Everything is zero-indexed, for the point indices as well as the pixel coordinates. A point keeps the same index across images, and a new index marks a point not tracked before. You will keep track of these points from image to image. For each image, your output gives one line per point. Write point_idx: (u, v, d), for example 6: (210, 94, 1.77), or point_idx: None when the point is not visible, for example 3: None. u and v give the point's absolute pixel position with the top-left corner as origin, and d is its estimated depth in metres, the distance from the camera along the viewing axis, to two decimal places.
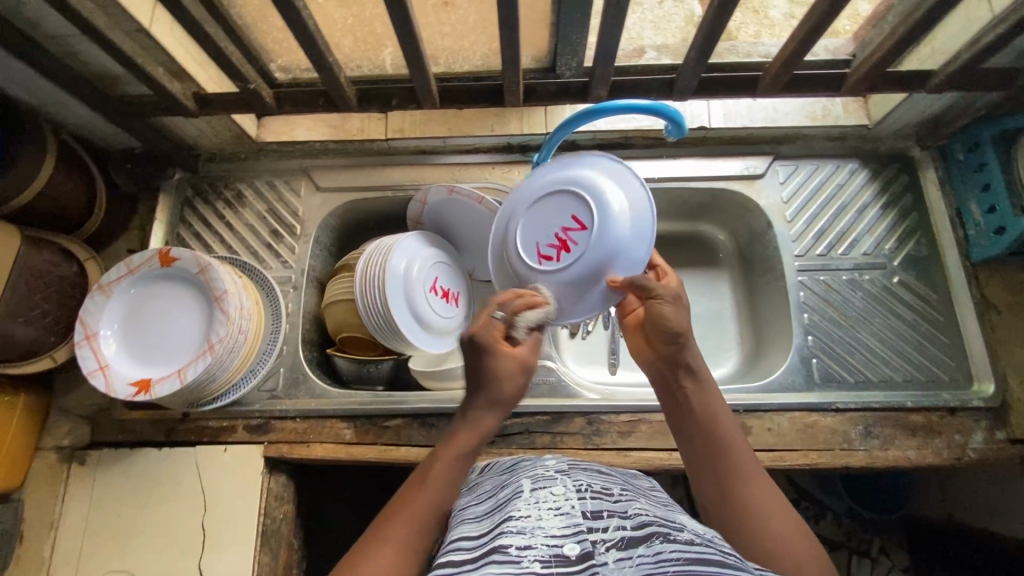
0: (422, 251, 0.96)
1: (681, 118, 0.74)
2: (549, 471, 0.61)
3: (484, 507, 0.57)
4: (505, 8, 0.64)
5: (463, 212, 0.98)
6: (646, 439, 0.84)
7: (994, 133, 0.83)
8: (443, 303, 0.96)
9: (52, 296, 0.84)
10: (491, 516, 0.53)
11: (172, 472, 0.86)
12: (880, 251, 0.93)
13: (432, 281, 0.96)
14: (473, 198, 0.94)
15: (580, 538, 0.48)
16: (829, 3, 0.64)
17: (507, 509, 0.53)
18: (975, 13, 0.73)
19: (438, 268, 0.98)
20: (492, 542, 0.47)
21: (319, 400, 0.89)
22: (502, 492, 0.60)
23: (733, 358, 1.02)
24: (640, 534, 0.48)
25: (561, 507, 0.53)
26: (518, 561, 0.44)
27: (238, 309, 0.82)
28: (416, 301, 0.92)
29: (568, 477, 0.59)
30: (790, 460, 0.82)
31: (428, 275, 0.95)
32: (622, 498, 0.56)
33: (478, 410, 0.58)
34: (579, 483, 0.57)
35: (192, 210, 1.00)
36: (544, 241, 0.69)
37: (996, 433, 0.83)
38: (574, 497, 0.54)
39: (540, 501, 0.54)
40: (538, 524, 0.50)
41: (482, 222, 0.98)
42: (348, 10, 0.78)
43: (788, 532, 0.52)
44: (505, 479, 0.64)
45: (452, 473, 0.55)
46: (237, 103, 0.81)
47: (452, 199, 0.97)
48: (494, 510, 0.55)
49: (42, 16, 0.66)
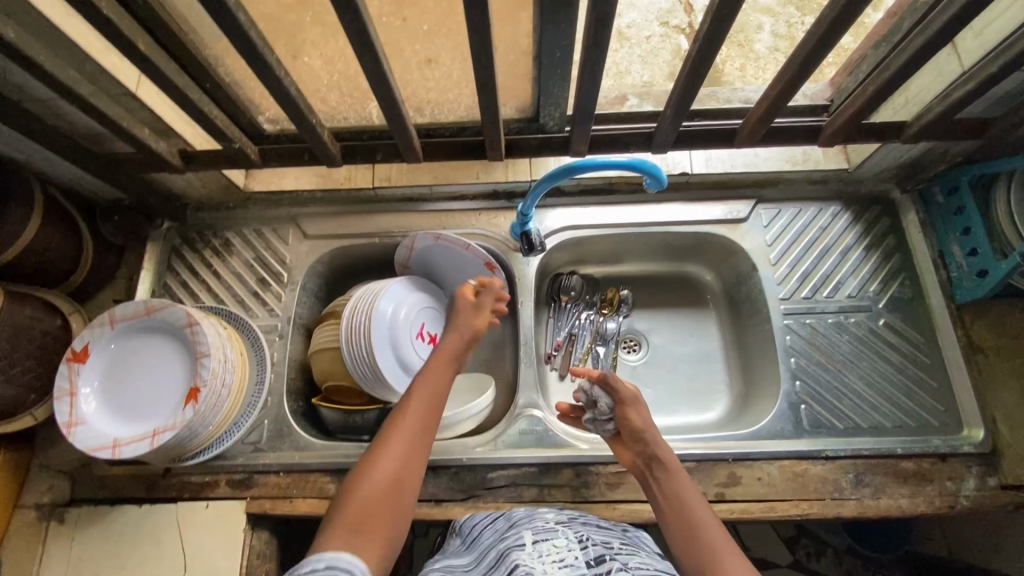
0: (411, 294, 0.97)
1: (659, 172, 0.78)
2: (548, 523, 0.64)
3: (486, 559, 0.60)
4: (482, 71, 0.65)
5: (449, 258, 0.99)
6: (634, 491, 0.83)
7: (971, 178, 0.84)
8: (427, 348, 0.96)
9: (33, 352, 0.83)
10: (497, 567, 0.57)
11: (153, 530, 0.84)
12: (865, 293, 0.94)
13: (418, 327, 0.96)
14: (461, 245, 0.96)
15: None
16: (802, 62, 0.66)
17: (511, 556, 0.58)
18: (945, 66, 0.75)
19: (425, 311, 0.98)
20: None
21: (303, 452, 0.88)
22: (504, 538, 0.63)
23: (723, 402, 1.01)
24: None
25: (565, 558, 0.57)
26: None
27: (222, 363, 0.82)
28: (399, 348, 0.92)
29: (568, 529, 0.63)
30: (781, 511, 0.81)
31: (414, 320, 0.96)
32: (621, 550, 0.61)
33: (446, 340, 0.79)
34: (579, 535, 0.62)
35: (180, 258, 1.01)
36: (423, 336, 0.96)
37: (988, 479, 0.82)
38: (577, 549, 0.58)
39: (544, 553, 0.58)
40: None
41: (468, 270, 0.99)
42: (333, 67, 0.79)
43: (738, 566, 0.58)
44: (502, 531, 0.66)
45: (434, 386, 0.73)
46: (222, 159, 0.82)
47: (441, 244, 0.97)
48: (498, 562, 0.58)
49: (28, 82, 0.67)
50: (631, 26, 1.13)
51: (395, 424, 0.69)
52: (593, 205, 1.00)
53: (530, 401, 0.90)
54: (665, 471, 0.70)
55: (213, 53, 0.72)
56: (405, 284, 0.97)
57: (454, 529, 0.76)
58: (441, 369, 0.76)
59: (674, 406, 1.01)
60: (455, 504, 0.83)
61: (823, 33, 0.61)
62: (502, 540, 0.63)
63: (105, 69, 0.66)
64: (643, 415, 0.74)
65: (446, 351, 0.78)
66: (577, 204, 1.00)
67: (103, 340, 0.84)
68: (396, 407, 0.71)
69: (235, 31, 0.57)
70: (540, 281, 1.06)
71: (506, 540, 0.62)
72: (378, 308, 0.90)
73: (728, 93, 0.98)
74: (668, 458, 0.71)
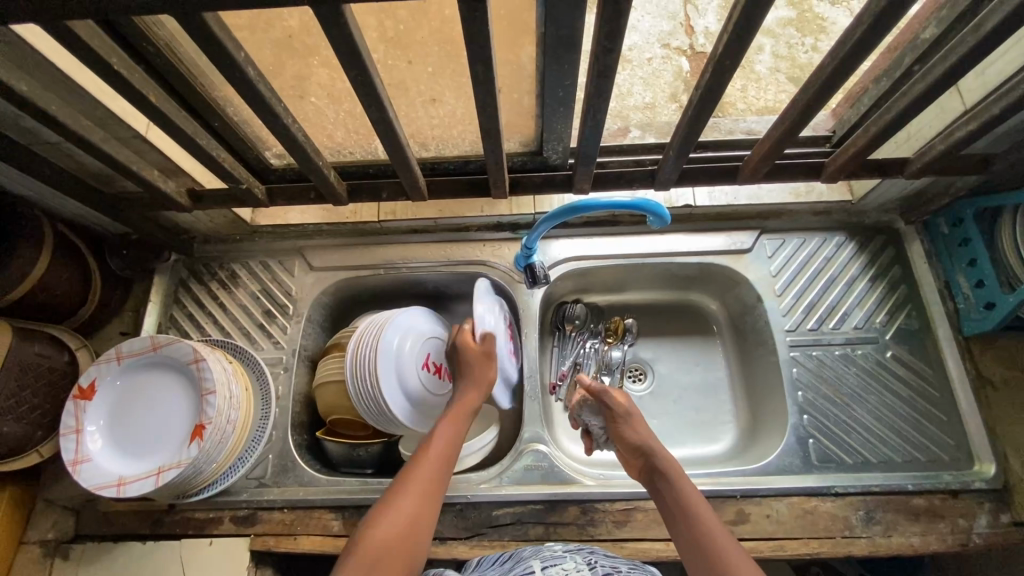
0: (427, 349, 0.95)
1: (661, 211, 0.78)
2: (557, 551, 0.66)
3: None
4: (486, 115, 0.66)
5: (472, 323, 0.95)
6: (642, 529, 0.82)
7: (976, 210, 0.84)
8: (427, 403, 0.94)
9: (40, 389, 0.83)
10: None
11: (156, 568, 0.84)
12: (871, 324, 0.93)
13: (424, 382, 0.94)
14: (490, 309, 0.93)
15: None
16: (803, 104, 0.66)
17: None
18: (947, 103, 0.75)
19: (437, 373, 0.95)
20: None
21: (307, 488, 0.88)
22: (515, 567, 0.65)
23: (730, 433, 1.00)
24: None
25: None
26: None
27: (227, 400, 0.82)
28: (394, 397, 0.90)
29: (577, 555, 0.64)
30: (791, 550, 0.79)
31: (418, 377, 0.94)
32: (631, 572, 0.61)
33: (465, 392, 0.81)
34: (589, 559, 0.63)
35: (187, 291, 1.02)
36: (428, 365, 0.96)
37: (1001, 516, 0.80)
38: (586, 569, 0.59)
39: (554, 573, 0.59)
40: None
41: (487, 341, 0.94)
42: (340, 106, 0.80)
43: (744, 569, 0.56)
44: (511, 565, 0.67)
45: (451, 433, 0.74)
46: (229, 197, 0.83)
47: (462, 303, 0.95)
48: None
49: (40, 129, 0.68)
50: (633, 49, 1.14)
51: (406, 478, 0.67)
52: (596, 236, 1.00)
53: (536, 435, 0.90)
54: (667, 478, 0.69)
55: (222, 96, 0.73)
56: (412, 313, 0.97)
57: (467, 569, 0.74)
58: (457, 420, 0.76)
59: (680, 438, 1.00)
60: (460, 542, 0.82)
61: (824, 78, 0.62)
62: (512, 570, 0.64)
63: (116, 114, 0.68)
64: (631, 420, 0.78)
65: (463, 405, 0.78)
66: (581, 235, 1.01)
67: (108, 377, 0.84)
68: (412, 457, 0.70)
69: (244, 84, 0.58)
70: (544, 310, 1.05)
71: (516, 569, 0.64)
72: (386, 336, 0.91)
73: (730, 124, 0.98)
74: (666, 468, 0.70)
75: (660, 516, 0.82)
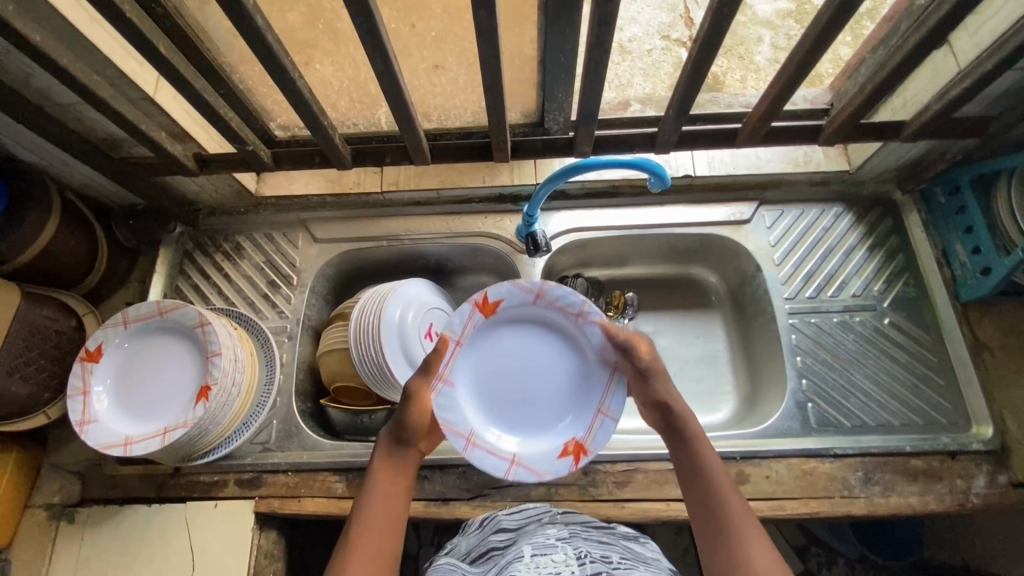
0: (486, 398, 0.77)
1: (663, 172, 0.80)
2: (550, 539, 0.62)
3: (484, 575, 0.60)
4: (490, 74, 0.67)
5: (517, 336, 0.79)
6: (642, 489, 0.83)
7: (972, 177, 0.85)
8: (553, 454, 0.76)
9: (47, 351, 0.84)
10: None
11: (162, 530, 0.85)
12: (870, 292, 0.94)
13: (521, 436, 0.77)
14: (525, 293, 0.77)
15: None
16: (801, 61, 0.67)
17: (508, 572, 0.57)
18: (942, 66, 0.77)
19: (533, 411, 0.78)
20: None
21: (311, 452, 0.89)
22: (505, 555, 0.62)
23: (730, 402, 1.01)
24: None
25: (561, 572, 0.55)
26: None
27: (233, 363, 0.83)
28: (488, 462, 0.74)
29: (568, 544, 0.61)
30: (790, 509, 0.80)
31: (501, 432, 0.77)
32: (621, 562, 0.58)
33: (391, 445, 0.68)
34: (580, 551, 0.59)
35: (192, 261, 1.03)
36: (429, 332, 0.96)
37: (999, 476, 0.81)
38: (573, 563, 0.56)
39: (540, 566, 0.57)
40: None
41: (554, 336, 0.79)
42: (344, 74, 0.81)
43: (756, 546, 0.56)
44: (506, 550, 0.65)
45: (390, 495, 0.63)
46: (236, 162, 0.84)
47: (479, 328, 0.77)
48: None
49: (51, 86, 0.70)
50: (632, 40, 1.14)
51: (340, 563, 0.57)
52: (597, 209, 1.01)
53: None
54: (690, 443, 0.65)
55: (229, 60, 0.75)
56: (409, 284, 0.96)
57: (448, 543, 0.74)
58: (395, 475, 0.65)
59: None
60: (463, 502, 0.83)
61: (819, 33, 0.63)
62: (501, 559, 0.62)
63: (125, 74, 0.69)
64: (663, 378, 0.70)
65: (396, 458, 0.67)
66: (581, 208, 1.01)
67: (113, 343, 0.85)
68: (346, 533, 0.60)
69: (254, 34, 0.59)
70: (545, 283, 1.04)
71: (506, 557, 0.61)
72: (380, 310, 0.90)
73: (729, 99, 0.98)
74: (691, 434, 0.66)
75: (660, 477, 0.83)
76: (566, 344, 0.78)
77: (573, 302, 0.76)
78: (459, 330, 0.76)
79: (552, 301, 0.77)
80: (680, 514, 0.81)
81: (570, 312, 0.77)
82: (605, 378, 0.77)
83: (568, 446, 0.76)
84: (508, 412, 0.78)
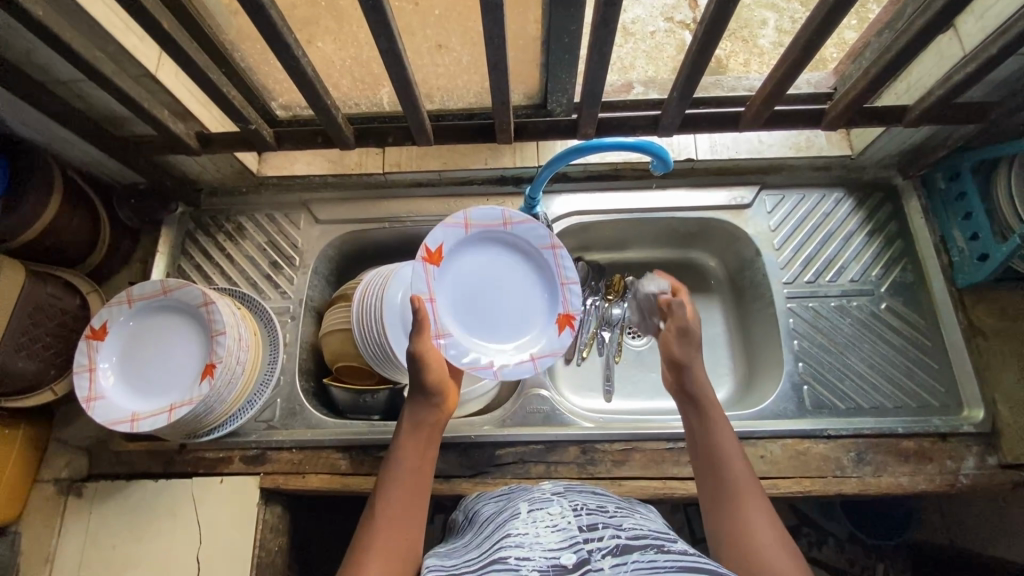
0: (479, 326, 0.87)
1: (665, 154, 0.80)
2: (546, 494, 0.60)
3: (483, 532, 0.57)
4: (494, 53, 0.67)
5: (467, 261, 0.88)
6: (639, 468, 0.85)
7: (972, 163, 0.85)
8: (554, 335, 0.88)
9: (52, 329, 0.85)
10: (490, 538, 0.53)
11: (168, 505, 0.86)
12: (867, 278, 0.95)
13: (520, 334, 0.88)
14: (455, 228, 0.86)
15: (576, 549, 0.47)
16: (805, 43, 0.67)
17: (505, 527, 0.54)
18: (947, 51, 0.76)
19: (514, 309, 0.89)
20: (493, 555, 0.48)
21: (315, 430, 0.91)
22: (502, 514, 0.59)
23: (727, 384, 1.03)
24: (634, 543, 0.48)
25: (558, 523, 0.52)
26: (518, 569, 0.45)
27: (237, 341, 0.84)
28: (515, 368, 0.85)
29: (565, 498, 0.58)
30: (784, 488, 0.82)
31: (502, 340, 0.87)
32: (618, 513, 0.55)
33: (416, 407, 0.70)
34: (576, 503, 0.57)
35: (194, 241, 1.03)
36: None
37: (988, 458, 0.83)
38: (570, 514, 0.53)
39: (538, 520, 0.53)
40: (535, 539, 0.50)
41: (495, 248, 0.89)
42: (346, 53, 0.81)
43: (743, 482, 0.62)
44: (502, 508, 0.63)
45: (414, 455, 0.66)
46: (238, 141, 0.84)
47: (437, 277, 0.85)
48: (492, 533, 0.55)
49: (52, 62, 0.69)
50: (635, 22, 1.13)
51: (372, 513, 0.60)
52: (599, 192, 1.01)
53: (538, 380, 0.92)
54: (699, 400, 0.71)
55: (230, 39, 0.74)
56: (409, 266, 0.95)
57: (450, 524, 0.75)
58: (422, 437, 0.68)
59: None
60: (464, 479, 0.85)
61: (823, 15, 0.63)
62: (499, 517, 0.59)
63: (127, 50, 0.69)
64: (695, 345, 0.76)
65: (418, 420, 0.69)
66: (584, 190, 1.01)
67: (118, 320, 0.86)
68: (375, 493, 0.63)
69: (257, 11, 0.59)
70: None
71: (504, 515, 0.58)
72: (381, 294, 0.90)
73: (733, 82, 0.98)
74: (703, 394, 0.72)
75: (657, 456, 0.85)
76: (509, 250, 0.90)
77: (495, 216, 0.87)
78: (424, 287, 0.84)
79: (479, 224, 0.87)
80: (676, 492, 0.83)
81: (497, 224, 0.88)
82: (557, 279, 0.89)
83: (559, 325, 0.89)
84: (497, 324, 0.88)
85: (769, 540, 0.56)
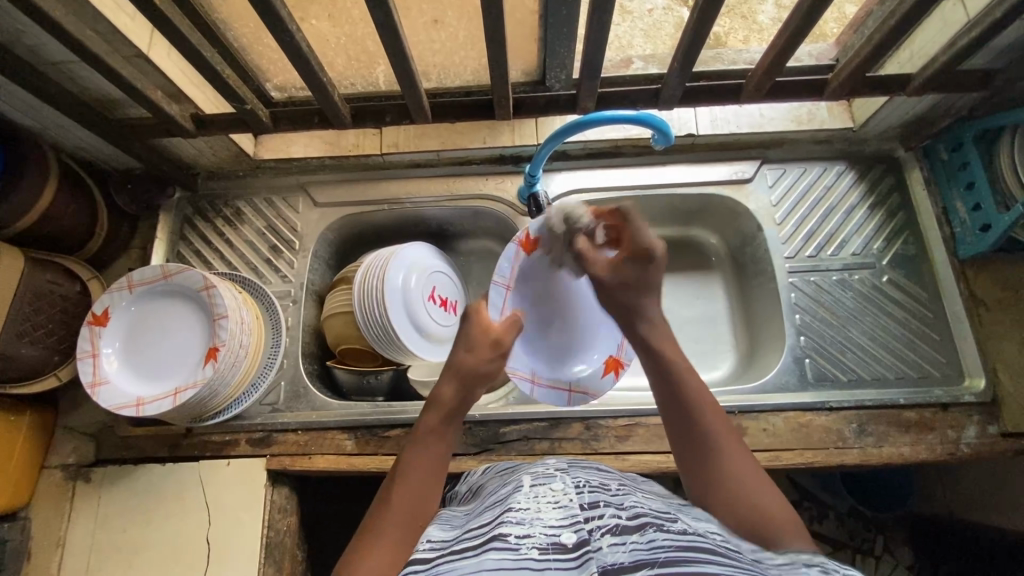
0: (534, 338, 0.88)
1: (667, 128, 0.79)
2: (549, 469, 0.59)
3: (485, 504, 0.57)
4: (491, 23, 0.65)
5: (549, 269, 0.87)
6: (643, 442, 0.85)
7: (976, 133, 0.85)
8: (598, 374, 0.89)
9: (56, 315, 0.86)
10: (491, 511, 0.53)
11: (176, 487, 0.87)
12: (869, 250, 0.95)
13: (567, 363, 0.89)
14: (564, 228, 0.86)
15: (577, 528, 0.47)
16: (807, 10, 0.66)
17: (507, 502, 0.53)
18: (950, 17, 0.75)
19: (580, 338, 0.89)
20: (492, 530, 0.48)
21: (319, 412, 0.91)
22: (504, 489, 0.59)
23: (729, 360, 1.03)
24: (634, 523, 0.47)
25: (560, 499, 0.51)
26: (516, 548, 0.45)
27: (239, 324, 0.84)
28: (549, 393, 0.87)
29: (568, 474, 0.57)
30: (787, 460, 0.83)
31: (549, 358, 0.89)
32: (620, 491, 0.54)
33: (443, 385, 0.67)
34: (578, 479, 0.56)
35: (192, 227, 1.02)
36: (435, 295, 0.97)
37: (989, 427, 0.84)
38: (573, 491, 0.52)
39: (540, 495, 0.53)
40: (536, 516, 0.49)
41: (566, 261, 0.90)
42: (340, 30, 0.79)
43: (737, 454, 0.57)
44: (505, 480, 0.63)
45: (431, 444, 0.62)
46: (234, 123, 0.84)
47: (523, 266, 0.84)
48: (494, 505, 0.55)
49: (43, 43, 0.68)
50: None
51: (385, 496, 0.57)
52: (600, 169, 1.00)
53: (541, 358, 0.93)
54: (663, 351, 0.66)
55: (223, 18, 0.73)
56: (407, 249, 0.95)
57: (452, 495, 0.77)
58: (445, 421, 0.64)
59: None
60: (469, 457, 0.86)
61: None
62: (502, 488, 0.60)
63: (118, 30, 0.68)
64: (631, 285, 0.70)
65: (446, 402, 0.65)
66: (583, 167, 1.01)
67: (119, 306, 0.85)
68: (391, 473, 0.60)
69: None
70: None
71: (506, 490, 0.58)
72: (384, 276, 0.91)
73: (733, 55, 0.96)
74: (664, 347, 0.66)
75: (660, 431, 0.86)
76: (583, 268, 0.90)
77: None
78: (508, 273, 0.83)
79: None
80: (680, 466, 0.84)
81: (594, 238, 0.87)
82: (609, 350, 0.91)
83: (605, 368, 0.89)
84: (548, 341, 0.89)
85: (756, 487, 0.55)
